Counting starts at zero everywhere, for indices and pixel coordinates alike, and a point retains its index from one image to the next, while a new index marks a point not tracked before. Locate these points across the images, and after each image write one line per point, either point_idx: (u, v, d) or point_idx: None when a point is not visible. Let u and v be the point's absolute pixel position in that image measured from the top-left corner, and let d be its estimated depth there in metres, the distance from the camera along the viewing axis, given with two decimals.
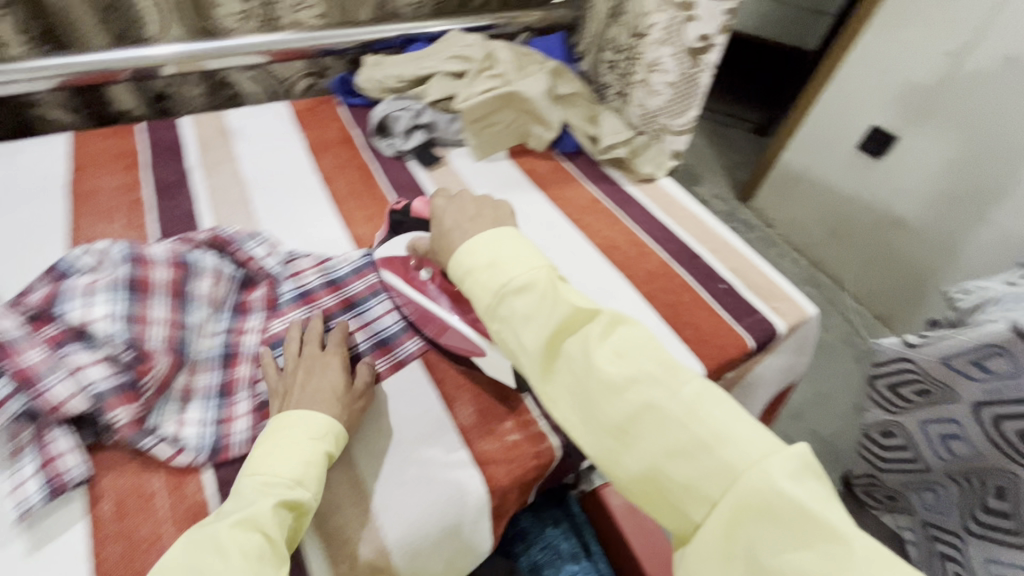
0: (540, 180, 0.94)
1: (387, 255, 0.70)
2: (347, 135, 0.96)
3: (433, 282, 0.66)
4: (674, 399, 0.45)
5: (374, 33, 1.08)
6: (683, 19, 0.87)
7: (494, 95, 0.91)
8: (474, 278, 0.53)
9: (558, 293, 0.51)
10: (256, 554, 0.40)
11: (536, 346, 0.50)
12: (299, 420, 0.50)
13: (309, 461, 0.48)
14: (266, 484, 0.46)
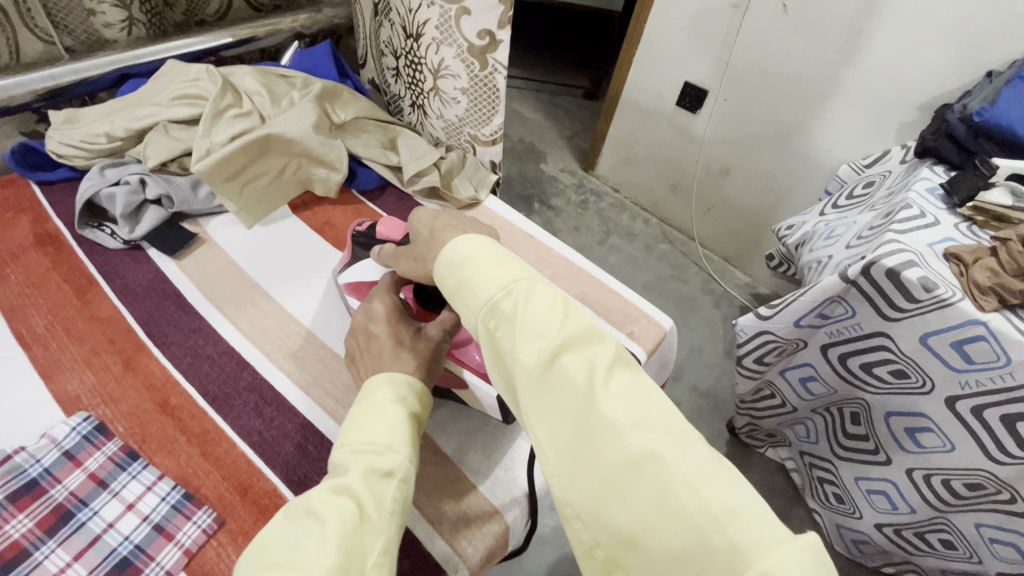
0: (336, 235, 0.75)
1: (353, 279, 0.62)
2: (46, 232, 0.68)
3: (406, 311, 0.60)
4: (684, 458, 0.33)
5: (66, 75, 0.79)
6: (455, 14, 0.70)
7: (238, 143, 0.69)
8: (471, 273, 0.43)
9: (572, 307, 0.41)
10: (344, 523, 0.36)
11: (535, 360, 0.38)
12: (384, 380, 0.46)
13: (396, 422, 0.43)
14: (356, 450, 0.41)
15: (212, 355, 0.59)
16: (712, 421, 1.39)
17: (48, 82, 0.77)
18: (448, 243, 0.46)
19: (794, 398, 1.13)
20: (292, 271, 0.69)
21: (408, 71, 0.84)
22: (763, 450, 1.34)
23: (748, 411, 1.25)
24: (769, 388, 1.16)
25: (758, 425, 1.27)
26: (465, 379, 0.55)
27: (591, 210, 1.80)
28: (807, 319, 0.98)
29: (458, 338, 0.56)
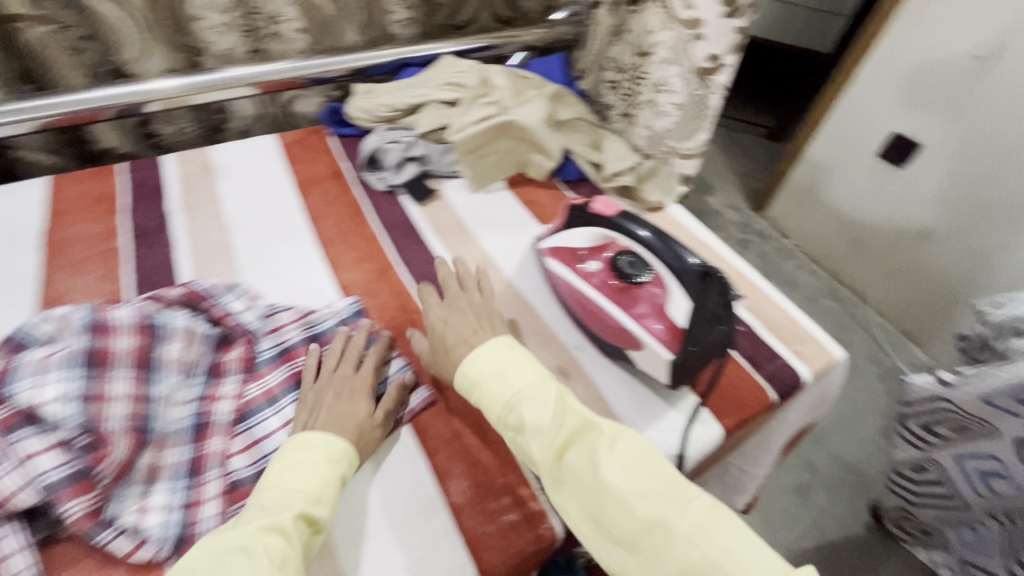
0: (540, 212, 0.88)
1: (556, 244, 0.73)
2: (337, 169, 0.90)
3: (600, 274, 0.68)
4: (683, 517, 0.44)
5: (368, 59, 1.04)
6: (690, 37, 0.81)
7: (487, 124, 0.85)
8: (479, 391, 0.53)
9: (568, 405, 0.51)
10: (280, 556, 0.41)
11: (549, 460, 0.48)
12: (320, 440, 0.51)
13: (328, 478, 0.49)
14: (288, 494, 0.47)
15: (440, 280, 0.76)
16: (851, 498, 1.26)
17: (356, 63, 1.03)
18: (461, 362, 0.55)
19: (966, 493, 0.99)
20: (501, 232, 0.84)
21: (627, 85, 0.94)
22: (913, 547, 1.18)
23: (903, 495, 1.11)
24: (934, 469, 1.04)
25: (911, 513, 1.12)
26: (643, 340, 0.62)
27: (752, 250, 1.75)
28: (1002, 399, 0.87)
29: (639, 308, 0.63)
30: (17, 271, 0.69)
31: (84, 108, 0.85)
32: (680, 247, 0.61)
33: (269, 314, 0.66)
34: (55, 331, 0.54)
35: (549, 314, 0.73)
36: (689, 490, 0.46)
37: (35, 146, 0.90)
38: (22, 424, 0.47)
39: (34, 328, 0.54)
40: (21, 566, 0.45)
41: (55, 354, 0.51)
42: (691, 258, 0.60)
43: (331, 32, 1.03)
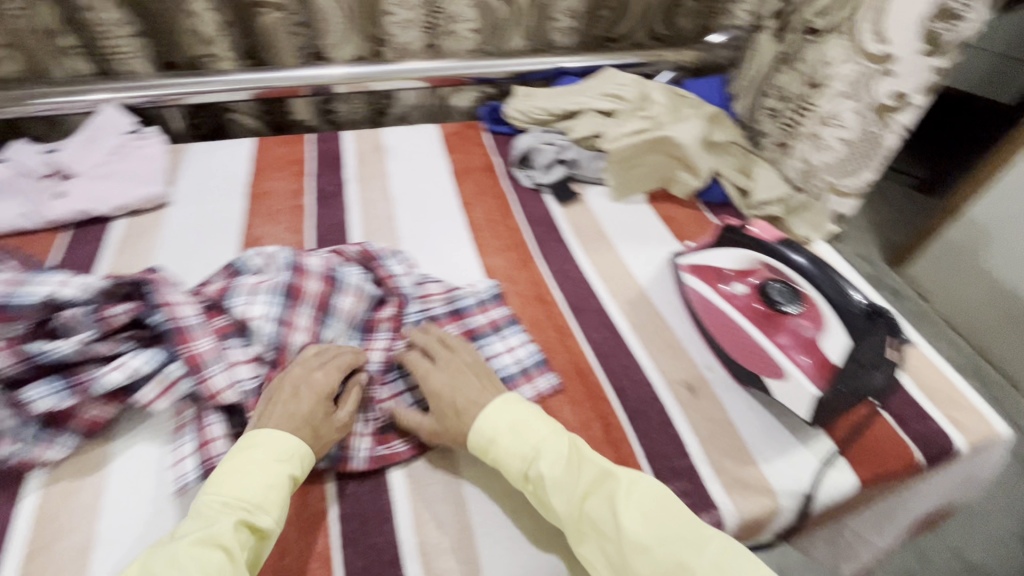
0: (678, 229, 0.88)
1: (698, 262, 0.74)
2: (490, 162, 0.97)
3: (746, 298, 0.68)
4: (702, 559, 0.44)
5: (529, 66, 1.11)
6: (877, 73, 0.77)
7: (643, 137, 0.87)
8: (496, 446, 0.52)
9: (583, 456, 0.51)
10: (212, 568, 0.40)
11: (569, 510, 0.48)
12: (266, 441, 0.49)
13: (275, 479, 0.47)
14: (230, 502, 0.45)
15: (575, 278, 0.79)
16: None
17: (517, 68, 1.11)
18: (472, 417, 0.54)
19: None
20: (640, 242, 0.85)
21: (790, 114, 0.92)
22: None
23: None
24: None
25: None
26: (786, 369, 0.61)
27: None
28: None
29: (783, 339, 0.63)
30: (227, 213, 0.82)
31: (288, 84, 0.98)
32: (840, 280, 0.61)
33: (421, 283, 0.72)
34: (264, 265, 0.65)
35: (680, 329, 0.73)
36: (703, 539, 0.45)
37: (244, 112, 1.04)
38: (233, 334, 0.59)
39: (249, 260, 0.65)
40: (221, 450, 0.53)
41: (264, 283, 0.62)
42: (857, 297, 0.60)
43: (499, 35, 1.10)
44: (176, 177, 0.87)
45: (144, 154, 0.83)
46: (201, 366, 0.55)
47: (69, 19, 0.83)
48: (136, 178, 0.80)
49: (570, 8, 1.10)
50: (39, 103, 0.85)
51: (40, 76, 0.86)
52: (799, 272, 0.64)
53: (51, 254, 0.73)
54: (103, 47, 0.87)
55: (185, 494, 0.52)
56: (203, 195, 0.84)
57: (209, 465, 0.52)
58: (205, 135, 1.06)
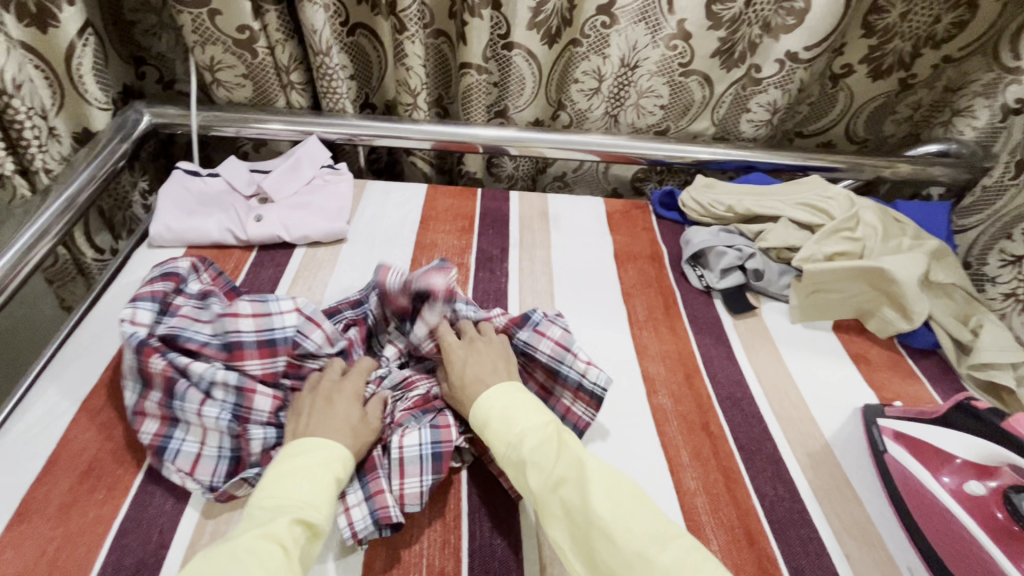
0: (871, 372, 0.76)
1: (911, 433, 0.62)
2: (657, 251, 0.91)
3: (978, 499, 0.55)
4: (662, 555, 0.41)
5: (713, 153, 1.01)
6: None
7: (847, 264, 0.76)
8: (489, 428, 0.53)
9: (564, 443, 0.50)
10: (272, 566, 0.39)
11: (541, 487, 0.47)
12: (314, 446, 0.49)
13: (325, 483, 0.47)
14: (280, 503, 0.44)
15: (747, 409, 0.69)
16: None
17: (700, 155, 1.01)
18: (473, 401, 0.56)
19: None
20: (825, 380, 0.74)
21: None
22: None
23: None
24: None
25: None
26: None
27: None
28: None
29: None
30: (395, 260, 0.83)
31: (467, 140, 0.96)
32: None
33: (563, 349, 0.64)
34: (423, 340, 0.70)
35: (875, 508, 0.60)
36: (671, 536, 0.43)
37: (421, 156, 1.04)
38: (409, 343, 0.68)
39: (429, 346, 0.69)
40: (394, 505, 0.52)
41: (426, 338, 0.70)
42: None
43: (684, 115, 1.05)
44: (354, 214, 0.90)
45: (333, 189, 0.88)
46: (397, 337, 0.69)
47: (299, 58, 0.89)
48: (323, 213, 0.84)
49: (767, 102, 0.99)
50: (253, 127, 0.91)
51: (262, 104, 0.93)
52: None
53: (240, 271, 0.78)
54: (318, 86, 0.90)
55: (361, 540, 0.51)
56: (375, 239, 0.86)
57: (383, 515, 0.51)
58: (379, 171, 1.10)
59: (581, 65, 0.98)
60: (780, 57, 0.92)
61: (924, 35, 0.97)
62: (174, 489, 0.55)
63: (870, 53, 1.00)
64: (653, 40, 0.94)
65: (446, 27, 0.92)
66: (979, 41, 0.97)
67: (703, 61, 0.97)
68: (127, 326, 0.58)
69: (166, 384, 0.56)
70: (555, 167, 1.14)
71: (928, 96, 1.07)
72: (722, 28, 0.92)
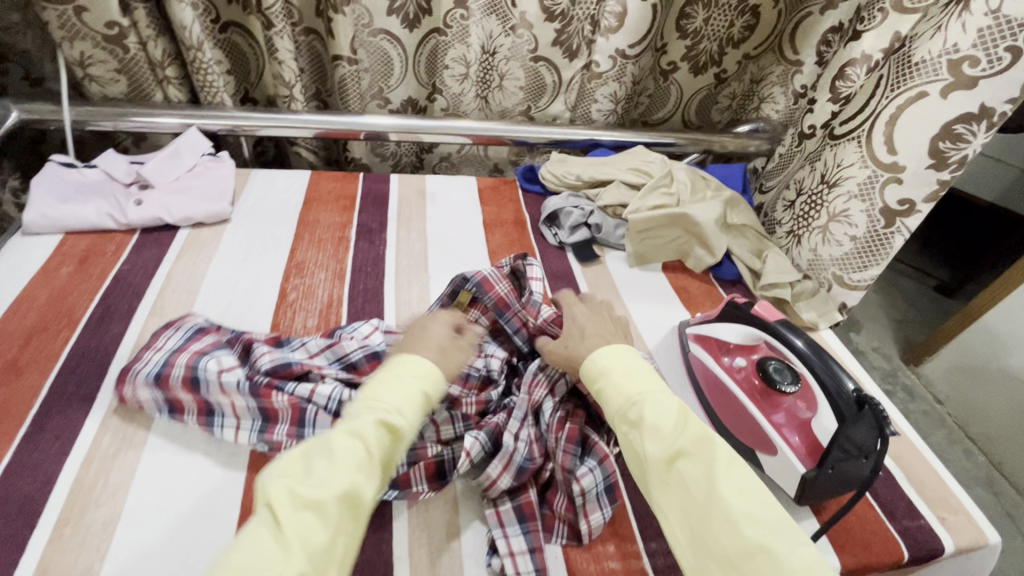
0: (688, 300, 0.94)
1: (703, 332, 0.79)
2: (520, 217, 1.04)
3: (743, 371, 0.72)
4: (790, 554, 0.45)
5: (567, 134, 1.17)
6: (885, 181, 0.83)
7: (664, 212, 0.93)
8: (606, 378, 0.58)
9: (689, 418, 0.54)
10: (350, 458, 0.46)
11: (658, 455, 0.52)
12: (410, 362, 0.55)
13: (410, 393, 0.52)
14: (372, 404, 0.51)
15: None
16: None
17: (557, 136, 1.16)
18: (589, 356, 0.61)
19: None
20: (652, 309, 0.91)
21: (803, 206, 0.98)
22: None
23: None
24: None
25: None
26: (778, 447, 0.64)
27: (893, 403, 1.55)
28: None
29: (776, 418, 0.67)
30: (278, 236, 0.90)
31: (350, 127, 1.04)
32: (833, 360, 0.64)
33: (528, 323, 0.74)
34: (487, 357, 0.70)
35: (682, 395, 0.78)
36: (795, 528, 0.47)
37: (304, 146, 1.10)
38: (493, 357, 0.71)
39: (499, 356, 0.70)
40: (524, 566, 0.54)
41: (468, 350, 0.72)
42: (850, 384, 0.60)
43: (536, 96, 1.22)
44: (237, 199, 0.96)
45: (215, 174, 0.93)
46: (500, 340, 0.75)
47: (173, 54, 0.94)
48: (204, 196, 0.89)
49: (609, 93, 1.16)
50: (132, 120, 0.95)
51: (139, 98, 0.97)
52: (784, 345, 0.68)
53: (121, 252, 0.82)
54: (194, 79, 0.96)
55: None
56: (258, 219, 0.93)
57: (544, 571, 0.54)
58: (269, 163, 1.17)
59: (448, 52, 1.13)
60: (612, 53, 1.08)
61: (724, 37, 1.17)
62: (60, 435, 0.59)
63: (688, 52, 1.19)
64: (505, 30, 1.11)
65: (317, 25, 1.02)
66: (768, 43, 1.20)
67: (547, 50, 1.14)
68: (226, 376, 0.59)
69: (294, 415, 0.59)
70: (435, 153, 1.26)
71: (739, 87, 1.30)
72: (556, 21, 1.09)
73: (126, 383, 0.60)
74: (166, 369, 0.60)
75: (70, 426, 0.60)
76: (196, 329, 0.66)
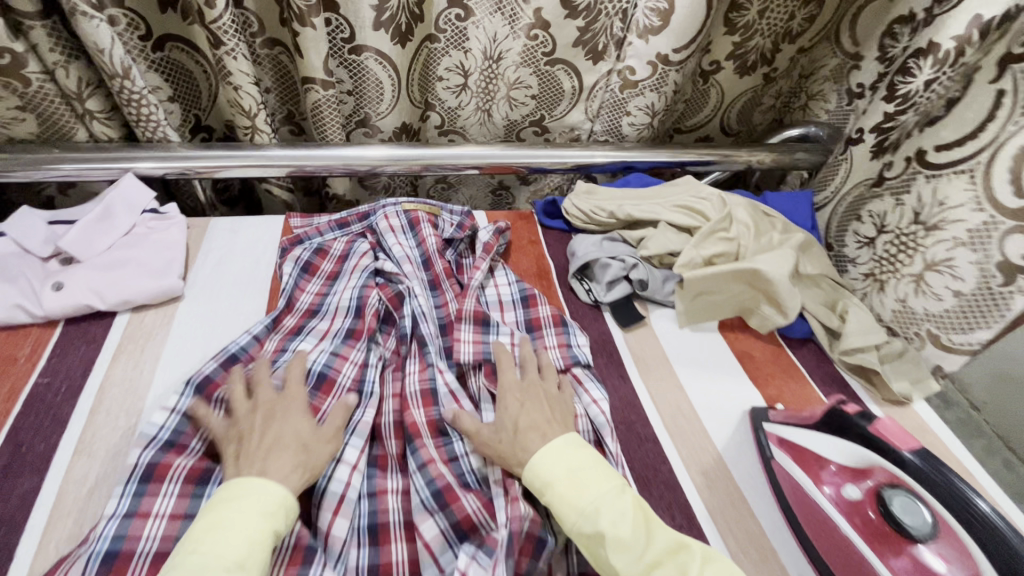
0: (754, 370, 0.77)
1: (793, 440, 0.63)
2: (543, 267, 0.86)
3: (855, 502, 0.57)
4: None
5: (594, 157, 0.97)
6: (1007, 227, 0.66)
7: (726, 267, 0.75)
8: (552, 492, 0.51)
9: (651, 521, 0.49)
10: None
11: (633, 570, 0.46)
12: (251, 489, 0.47)
13: (256, 538, 0.44)
14: (206, 565, 0.41)
15: (641, 434, 0.67)
16: None
17: (584, 160, 0.96)
18: (530, 460, 0.53)
19: None
20: (712, 389, 0.73)
21: (888, 247, 0.81)
22: None
23: None
24: None
25: None
26: None
27: None
28: None
29: None
30: (246, 316, 0.72)
31: (331, 162, 0.84)
32: (957, 478, 0.50)
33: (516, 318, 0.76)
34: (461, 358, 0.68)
35: (766, 519, 0.61)
36: None
37: (277, 184, 0.89)
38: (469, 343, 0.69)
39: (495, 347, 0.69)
40: None
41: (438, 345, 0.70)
42: (982, 505, 0.48)
43: (551, 107, 1.02)
44: (192, 264, 0.76)
45: (161, 237, 0.74)
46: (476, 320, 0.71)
47: (95, 81, 0.72)
48: (148, 269, 0.70)
49: (645, 105, 0.97)
50: (52, 170, 0.73)
51: (57, 139, 0.76)
52: (912, 476, 0.53)
53: (37, 357, 0.63)
54: (126, 112, 0.75)
55: None
56: (220, 292, 0.74)
57: None
58: (235, 200, 0.96)
59: (442, 60, 0.95)
60: (651, 59, 0.90)
61: (781, 31, 0.99)
62: None
63: (734, 50, 1.00)
64: (513, 30, 0.91)
65: (280, 35, 0.80)
66: (825, 31, 1.01)
67: (566, 49, 0.93)
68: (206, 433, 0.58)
69: None
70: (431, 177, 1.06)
71: (786, 85, 1.12)
72: (578, 17, 0.88)
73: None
74: (126, 541, 0.49)
75: None
76: (148, 474, 0.52)
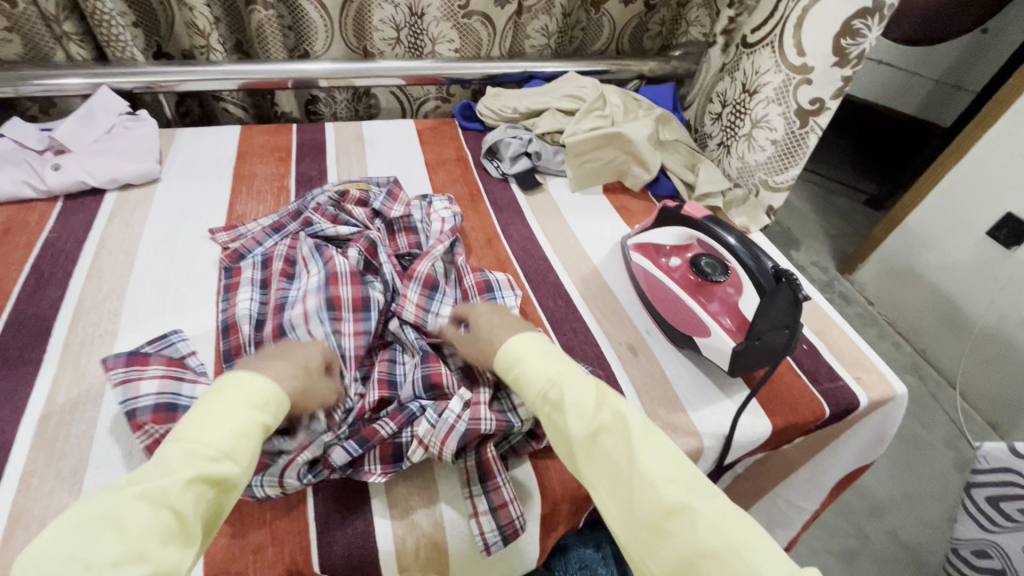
0: (628, 215, 0.97)
1: (641, 241, 0.83)
2: (462, 155, 1.05)
3: (680, 269, 0.77)
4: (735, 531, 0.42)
5: (500, 68, 1.17)
6: (798, 80, 0.87)
7: (599, 132, 0.96)
8: (522, 366, 0.55)
9: (605, 395, 0.51)
10: (158, 527, 0.37)
11: (580, 430, 0.49)
12: (240, 385, 0.47)
13: (241, 430, 0.44)
14: (188, 451, 0.42)
15: (535, 255, 0.87)
16: None
17: (491, 70, 1.16)
18: (503, 343, 0.57)
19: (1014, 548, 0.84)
20: (594, 229, 0.94)
21: (729, 117, 1.03)
22: None
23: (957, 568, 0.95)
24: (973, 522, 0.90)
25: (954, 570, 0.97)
26: (709, 328, 0.70)
27: None
28: None
29: (710, 305, 0.72)
30: (214, 193, 0.89)
31: (276, 76, 1.01)
32: (762, 255, 0.70)
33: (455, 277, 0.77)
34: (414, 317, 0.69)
35: (625, 298, 0.82)
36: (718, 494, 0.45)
37: (231, 101, 1.06)
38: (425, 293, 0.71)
39: (436, 305, 0.70)
40: (489, 530, 0.56)
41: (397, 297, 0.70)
42: (766, 263, 0.69)
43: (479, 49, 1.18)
44: (165, 159, 0.93)
45: (137, 133, 0.90)
46: (426, 282, 0.71)
47: (69, 6, 0.87)
48: (128, 156, 0.86)
49: (540, 27, 1.18)
50: (36, 84, 0.88)
51: (39, 59, 0.92)
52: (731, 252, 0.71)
53: (45, 220, 0.79)
54: (98, 34, 0.90)
55: (490, 550, 0.56)
56: (191, 176, 0.91)
57: (511, 529, 0.57)
58: (195, 121, 1.12)
59: (375, 13, 1.09)
60: None
61: None
62: (16, 397, 0.59)
63: None
64: None
65: None
66: None
67: (477, 2, 1.10)
68: None
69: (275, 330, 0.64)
70: (379, 108, 1.24)
71: (667, 13, 1.31)
72: None
73: (137, 381, 0.56)
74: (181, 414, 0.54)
75: (22, 387, 0.61)
76: None
